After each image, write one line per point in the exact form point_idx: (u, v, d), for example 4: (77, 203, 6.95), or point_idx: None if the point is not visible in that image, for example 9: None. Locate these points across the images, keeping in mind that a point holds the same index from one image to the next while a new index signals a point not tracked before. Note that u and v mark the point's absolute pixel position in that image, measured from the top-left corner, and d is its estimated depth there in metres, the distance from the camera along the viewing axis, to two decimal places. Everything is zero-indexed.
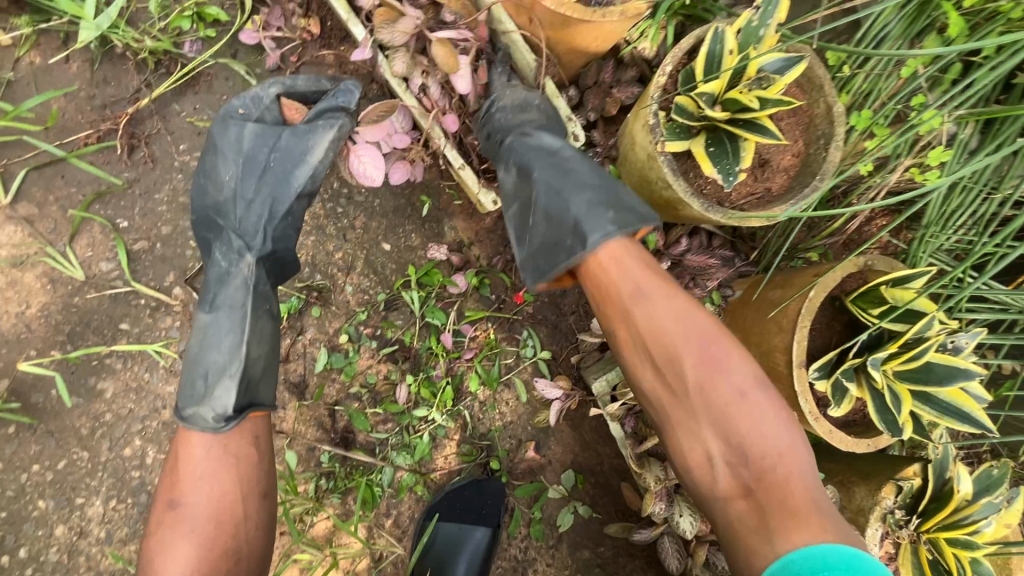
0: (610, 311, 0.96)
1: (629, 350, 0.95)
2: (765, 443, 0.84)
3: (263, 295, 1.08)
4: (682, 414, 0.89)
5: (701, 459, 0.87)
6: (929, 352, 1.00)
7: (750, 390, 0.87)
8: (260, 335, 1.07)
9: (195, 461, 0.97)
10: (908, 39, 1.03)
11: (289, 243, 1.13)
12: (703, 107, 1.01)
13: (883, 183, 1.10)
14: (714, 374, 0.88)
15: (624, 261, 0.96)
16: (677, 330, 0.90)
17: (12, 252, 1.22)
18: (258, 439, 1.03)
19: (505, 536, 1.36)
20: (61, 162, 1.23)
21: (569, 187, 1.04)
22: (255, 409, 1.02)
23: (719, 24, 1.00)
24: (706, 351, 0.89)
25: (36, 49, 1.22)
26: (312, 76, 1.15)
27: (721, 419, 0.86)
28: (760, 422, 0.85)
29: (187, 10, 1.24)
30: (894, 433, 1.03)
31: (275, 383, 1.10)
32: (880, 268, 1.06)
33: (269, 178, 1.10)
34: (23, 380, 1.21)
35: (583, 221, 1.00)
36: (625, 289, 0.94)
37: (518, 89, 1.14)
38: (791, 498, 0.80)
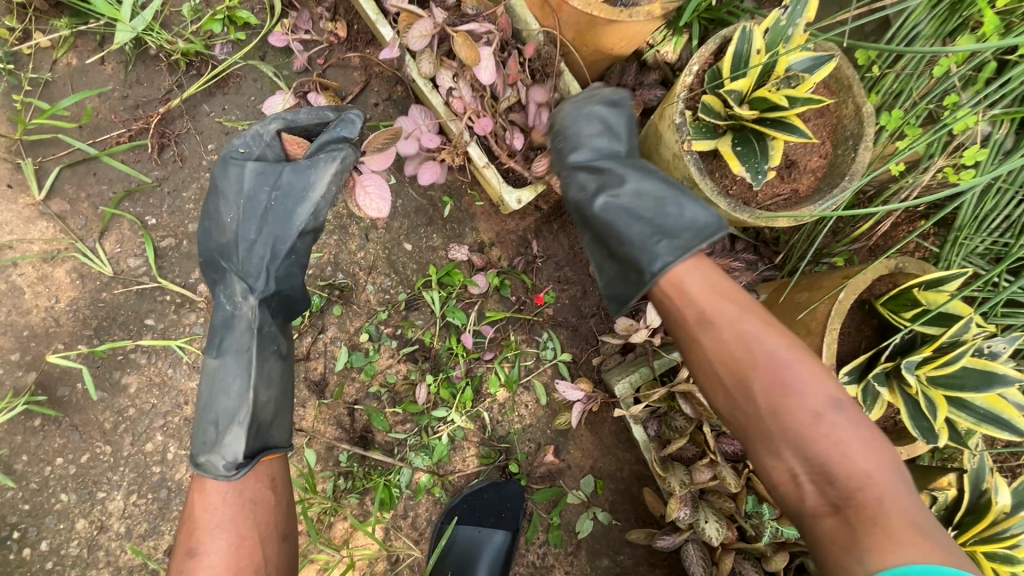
0: (677, 336, 0.96)
1: (699, 374, 0.93)
2: (854, 464, 0.79)
3: (269, 337, 1.08)
4: (760, 437, 0.86)
5: (786, 478, 0.83)
6: (966, 357, 0.97)
7: (832, 412, 0.82)
8: (268, 378, 1.06)
9: (211, 510, 0.96)
10: (939, 38, 1.01)
11: (294, 281, 1.12)
12: (730, 105, 1.00)
13: (916, 184, 1.07)
14: (793, 399, 0.83)
15: (687, 278, 0.95)
16: (749, 357, 0.87)
17: (43, 248, 1.24)
18: (275, 481, 1.04)
19: (524, 541, 1.34)
20: (93, 161, 1.26)
21: (627, 210, 1.02)
22: (268, 452, 1.03)
23: (746, 23, 0.99)
24: (781, 376, 0.84)
25: (73, 51, 1.25)
26: (313, 109, 1.12)
27: (802, 445, 0.82)
28: (846, 442, 0.80)
29: (219, 13, 1.27)
30: (929, 440, 1.00)
31: (290, 422, 1.11)
32: (913, 271, 1.03)
33: (271, 219, 1.08)
34: (50, 374, 1.22)
35: (642, 252, 0.99)
36: (691, 313, 0.93)
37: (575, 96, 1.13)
38: (885, 517, 0.74)
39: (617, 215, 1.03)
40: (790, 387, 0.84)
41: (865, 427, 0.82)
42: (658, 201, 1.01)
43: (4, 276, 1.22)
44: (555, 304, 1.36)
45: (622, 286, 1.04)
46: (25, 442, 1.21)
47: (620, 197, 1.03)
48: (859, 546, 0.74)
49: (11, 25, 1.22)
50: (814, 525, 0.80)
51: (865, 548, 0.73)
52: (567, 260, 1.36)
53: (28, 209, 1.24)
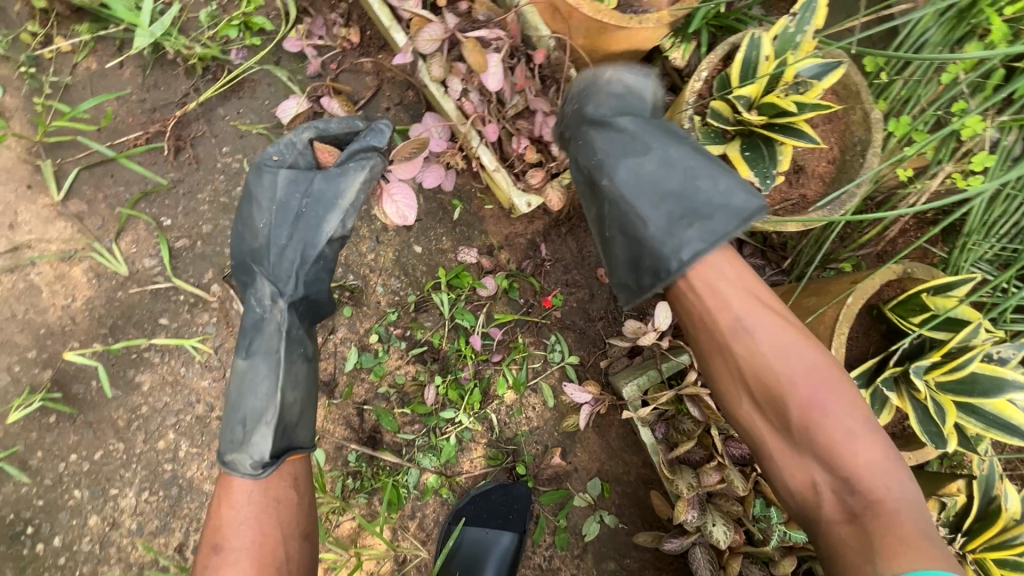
0: (705, 338, 0.95)
1: (728, 378, 0.94)
2: (875, 478, 0.83)
3: (298, 340, 1.09)
4: (786, 443, 0.89)
5: (805, 483, 0.87)
6: (975, 361, 0.97)
7: (858, 426, 0.85)
8: (294, 380, 1.08)
9: (236, 507, 0.98)
10: (948, 45, 1.02)
11: (322, 285, 1.14)
12: (738, 111, 1.01)
13: (924, 189, 1.08)
14: (821, 408, 0.86)
15: (725, 282, 0.94)
16: (783, 365, 0.88)
17: (61, 247, 1.26)
18: (298, 480, 1.06)
19: (531, 543, 1.35)
20: (111, 162, 1.28)
21: (652, 196, 0.99)
22: (293, 452, 1.04)
23: (755, 31, 1.01)
24: (817, 386, 0.86)
25: (93, 55, 1.28)
26: (344, 118, 1.14)
27: (828, 453, 0.85)
28: (868, 454, 0.84)
29: (235, 19, 1.29)
30: (939, 445, 1.00)
31: (314, 423, 1.12)
32: (920, 276, 1.04)
33: (302, 225, 1.10)
34: (66, 371, 1.24)
35: (664, 236, 0.96)
36: (725, 319, 0.92)
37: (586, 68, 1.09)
38: (901, 527, 0.79)
39: (638, 195, 0.99)
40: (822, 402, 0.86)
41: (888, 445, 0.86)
42: (685, 192, 0.98)
43: (23, 275, 1.25)
44: (562, 307, 1.37)
45: (638, 271, 1.00)
46: (40, 439, 1.23)
47: (645, 184, 1.00)
48: (872, 554, 0.78)
49: (34, 30, 1.25)
50: (826, 531, 0.85)
51: (878, 556, 0.77)
52: (575, 263, 1.37)
53: (47, 209, 1.26)
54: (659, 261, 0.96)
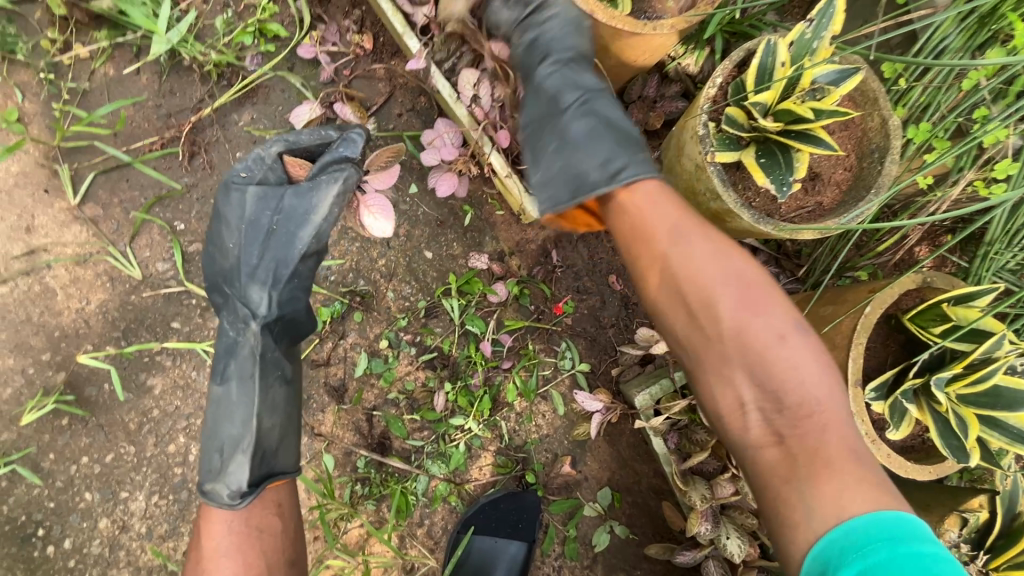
0: (641, 252, 0.93)
1: (663, 292, 0.91)
2: (804, 391, 0.80)
3: (274, 363, 1.09)
4: (715, 357, 0.85)
5: (733, 405, 0.83)
6: (999, 374, 0.94)
7: (789, 336, 0.83)
8: (272, 405, 1.08)
9: (217, 538, 0.98)
10: (969, 51, 1.01)
11: (298, 304, 1.13)
12: (754, 117, 1.00)
13: (945, 197, 1.05)
14: (750, 316, 0.84)
15: (660, 201, 0.93)
16: (713, 274, 0.87)
17: (76, 251, 1.27)
18: (282, 507, 1.05)
19: (540, 553, 1.34)
20: (126, 167, 1.29)
21: (605, 130, 1.01)
22: (272, 479, 1.04)
23: (771, 36, 0.99)
24: (743, 293, 0.86)
25: (110, 61, 1.30)
26: (314, 129, 1.13)
27: (756, 362, 0.82)
28: (801, 366, 0.81)
29: (250, 26, 1.31)
30: (960, 458, 0.98)
31: (296, 445, 1.12)
32: (940, 286, 1.02)
33: (273, 243, 1.10)
34: (79, 374, 1.25)
35: (611, 158, 0.98)
36: (656, 235, 0.91)
37: None
38: (826, 446, 0.77)
39: (593, 124, 1.02)
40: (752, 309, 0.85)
41: (820, 362, 0.83)
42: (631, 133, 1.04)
43: (38, 278, 1.26)
44: (573, 314, 1.36)
45: (572, 181, 0.99)
46: (53, 441, 1.23)
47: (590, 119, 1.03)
48: (796, 475, 0.76)
49: (53, 36, 1.26)
50: (755, 454, 0.81)
51: (804, 479, 0.75)
52: (586, 269, 1.36)
53: (63, 213, 1.27)
54: (600, 178, 0.97)
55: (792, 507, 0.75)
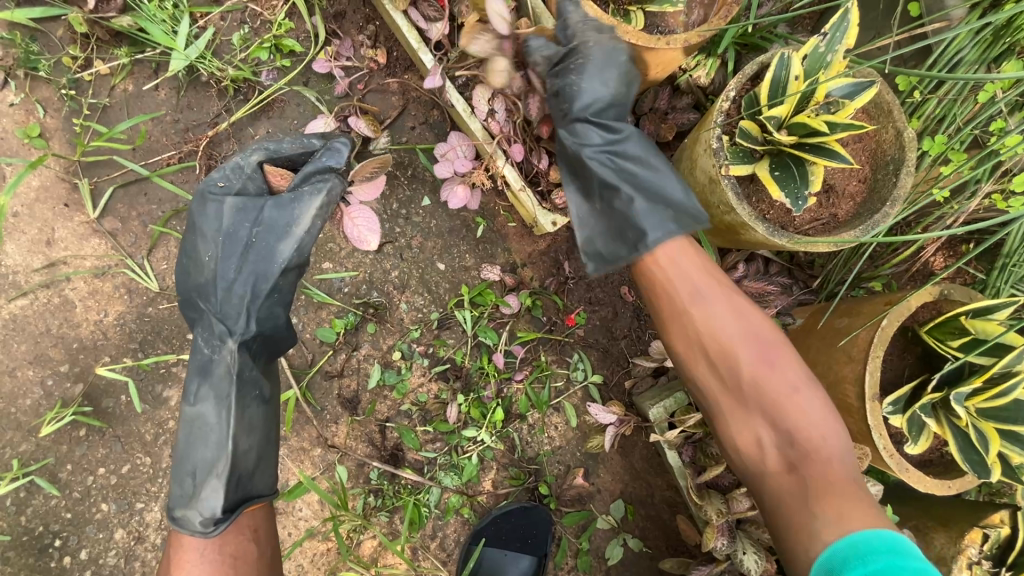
0: (665, 308, 1.06)
1: (687, 347, 1.04)
2: (812, 430, 0.95)
3: (252, 381, 1.10)
4: (735, 402, 1.00)
5: (751, 442, 0.99)
6: (1019, 389, 0.93)
7: (802, 386, 0.98)
8: (249, 426, 1.09)
9: (189, 567, 1.00)
10: (984, 63, 1.00)
11: (276, 321, 1.14)
12: (768, 130, 1.00)
13: (961, 210, 1.05)
14: (763, 367, 0.99)
15: (682, 263, 1.05)
16: (732, 331, 1.01)
17: (95, 264, 1.29)
18: (258, 532, 1.08)
19: (552, 566, 1.33)
20: (145, 181, 1.32)
21: (636, 189, 1.08)
22: (248, 504, 1.07)
23: (785, 50, 1.00)
24: (759, 347, 1.00)
25: (129, 77, 1.32)
26: (295, 138, 1.16)
27: (772, 410, 0.97)
28: (806, 408, 0.95)
29: (266, 42, 1.33)
30: (980, 474, 0.97)
31: (274, 468, 1.14)
32: (958, 298, 1.01)
33: (252, 255, 1.11)
34: (97, 386, 1.26)
35: (643, 221, 1.06)
36: (684, 291, 1.03)
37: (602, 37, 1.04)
38: (830, 475, 0.91)
39: (626, 185, 1.08)
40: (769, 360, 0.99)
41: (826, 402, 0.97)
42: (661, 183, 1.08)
43: (58, 290, 1.27)
44: (585, 325, 1.36)
45: (617, 245, 1.10)
46: (70, 452, 1.24)
47: (627, 172, 1.08)
48: (807, 500, 0.91)
49: (75, 54, 1.29)
50: (770, 480, 0.96)
51: (813, 505, 0.90)
52: (599, 281, 1.36)
53: (82, 226, 1.29)
54: (635, 241, 1.07)
55: (802, 527, 0.90)
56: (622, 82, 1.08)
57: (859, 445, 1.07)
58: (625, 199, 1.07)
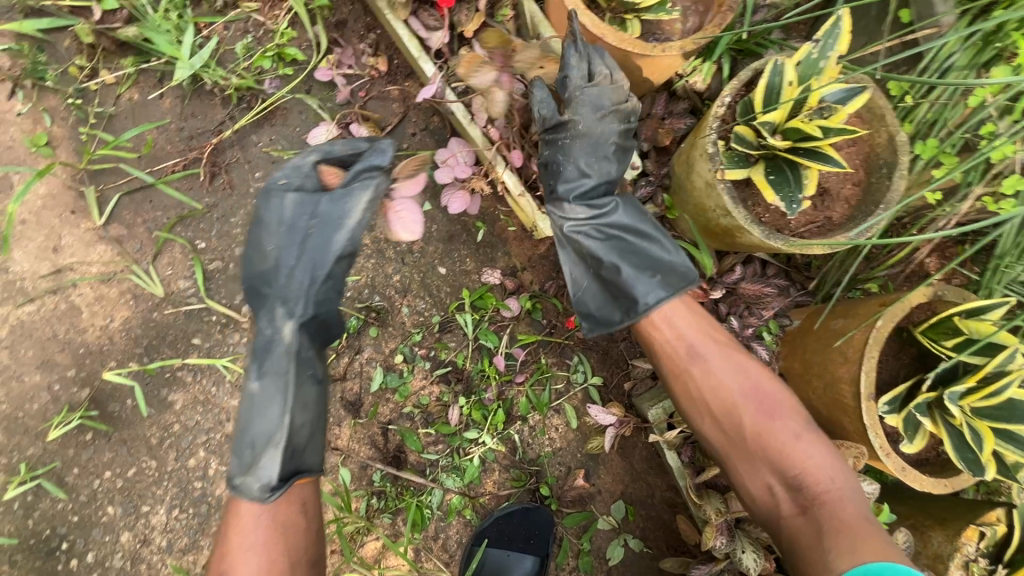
0: (669, 367, 1.09)
1: (690, 405, 1.07)
2: (819, 473, 0.95)
3: (309, 361, 1.12)
4: (742, 455, 1.02)
5: (764, 492, 1.00)
6: (1013, 388, 0.94)
7: (802, 432, 0.99)
8: (304, 403, 1.10)
9: (243, 532, 1.00)
10: (975, 68, 1.02)
11: (330, 304, 1.17)
12: (763, 135, 1.02)
13: (954, 212, 1.07)
14: (764, 419, 1.01)
15: (681, 317, 1.08)
16: (732, 384, 1.04)
17: (101, 270, 1.31)
18: (306, 505, 1.07)
19: (554, 567, 1.35)
20: (150, 188, 1.34)
21: (625, 253, 1.10)
22: (300, 476, 1.07)
23: (777, 58, 1.03)
24: (756, 399, 1.02)
25: (135, 86, 1.34)
26: (346, 141, 1.18)
27: (776, 459, 0.99)
28: (809, 454, 0.97)
29: (269, 51, 1.35)
30: (975, 472, 0.98)
31: (323, 445, 1.14)
32: (951, 299, 1.03)
33: (310, 246, 1.13)
34: (103, 390, 1.28)
35: (633, 286, 1.09)
36: (682, 349, 1.07)
37: (591, 113, 1.07)
38: (843, 515, 0.91)
39: (615, 250, 1.10)
40: (768, 413, 1.01)
41: (830, 446, 0.99)
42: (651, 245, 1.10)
43: (64, 296, 1.29)
44: None
45: (610, 308, 1.13)
46: (76, 455, 1.26)
47: (616, 238, 1.10)
48: (822, 543, 0.90)
49: (82, 64, 1.31)
50: (787, 527, 0.96)
51: (830, 548, 0.88)
52: None
53: (89, 233, 1.31)
54: (628, 305, 1.10)
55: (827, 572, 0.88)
56: (609, 154, 1.11)
57: (856, 445, 1.08)
58: (618, 261, 1.09)
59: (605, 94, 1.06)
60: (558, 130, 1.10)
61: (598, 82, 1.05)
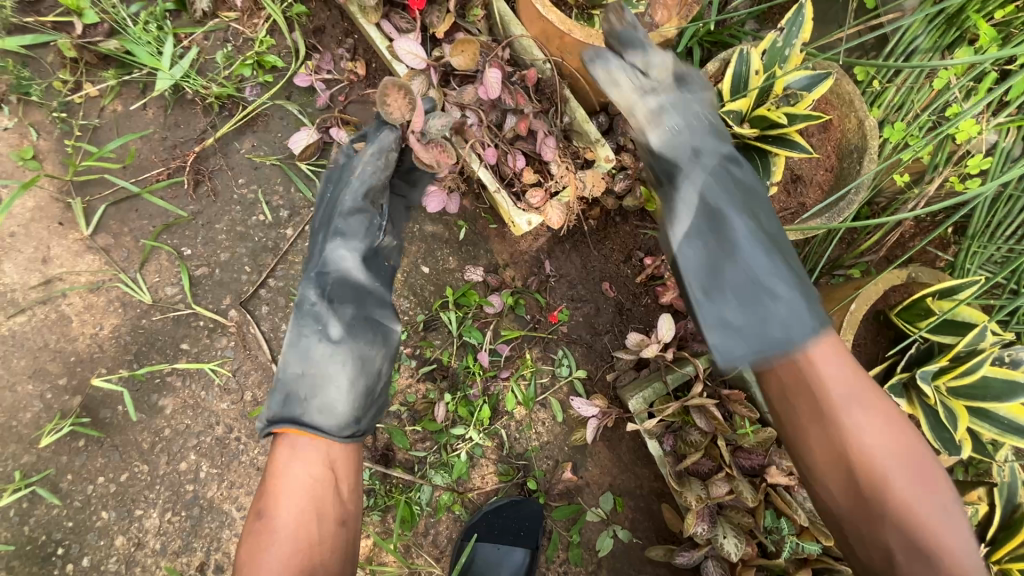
0: (803, 405, 0.84)
1: (824, 454, 0.83)
2: (963, 561, 0.77)
3: (313, 316, 1.10)
4: (878, 519, 0.80)
5: (883, 561, 0.81)
6: (985, 365, 0.95)
7: (952, 505, 0.80)
8: (304, 354, 1.08)
9: (278, 480, 0.95)
10: (938, 50, 1.03)
11: (346, 261, 1.15)
12: (731, 125, 1.05)
13: (923, 195, 1.07)
14: (916, 486, 0.79)
15: (831, 353, 0.84)
16: (886, 443, 0.81)
17: (90, 279, 1.33)
18: (336, 463, 1.01)
19: (544, 560, 1.36)
20: (136, 198, 1.36)
21: (765, 256, 0.90)
22: (289, 425, 1.01)
23: (744, 47, 1.03)
24: (910, 462, 0.80)
25: (119, 98, 1.37)
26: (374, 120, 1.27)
27: (921, 533, 0.78)
28: (957, 540, 0.78)
29: (249, 59, 1.37)
30: (951, 452, 0.97)
31: (336, 409, 1.05)
32: (926, 279, 1.04)
33: (326, 210, 1.18)
34: (94, 397, 1.30)
35: (780, 299, 0.87)
36: (833, 394, 0.82)
37: (703, 97, 0.99)
38: None
39: (755, 254, 0.90)
40: (920, 479, 0.80)
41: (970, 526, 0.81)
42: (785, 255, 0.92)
43: (54, 306, 1.31)
44: (568, 322, 1.39)
45: (751, 329, 0.87)
46: (70, 462, 1.28)
47: (755, 241, 0.91)
48: None
49: (65, 77, 1.33)
50: None
51: None
52: (580, 278, 1.40)
53: (76, 244, 1.33)
54: (776, 323, 0.86)
55: None
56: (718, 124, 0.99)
57: None
58: (766, 261, 0.90)
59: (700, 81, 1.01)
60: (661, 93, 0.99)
61: (696, 76, 1.02)
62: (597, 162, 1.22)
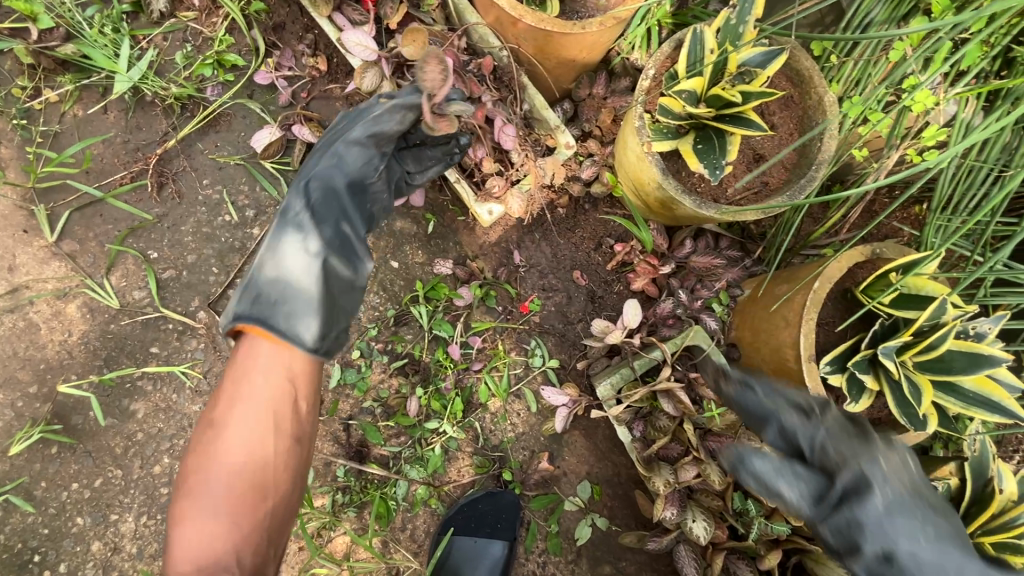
0: None
1: None
2: None
3: (291, 222, 1.04)
4: None
5: None
6: (948, 339, 0.93)
7: None
8: (276, 260, 1.02)
9: (232, 389, 0.93)
10: (894, 22, 1.01)
11: (333, 182, 1.08)
12: (684, 105, 1.02)
13: (883, 168, 1.06)
14: None
15: None
16: None
17: (57, 286, 1.32)
18: (295, 381, 0.96)
19: (523, 550, 1.36)
20: (100, 203, 1.35)
21: None
22: (248, 322, 0.97)
23: (697, 26, 1.02)
24: None
25: (78, 103, 1.36)
26: None
27: None
28: None
29: (209, 58, 1.36)
30: (918, 428, 0.97)
31: (295, 323, 0.98)
32: (891, 255, 1.02)
33: (335, 134, 1.14)
34: (65, 404, 1.30)
35: None
36: None
37: (887, 456, 0.93)
38: None
39: None
40: None
41: None
42: None
43: (22, 314, 1.31)
44: (541, 312, 1.38)
45: None
46: (44, 469, 1.28)
47: None
48: None
49: (23, 84, 1.32)
50: None
51: None
52: (551, 267, 1.38)
53: (41, 251, 1.33)
54: None
55: None
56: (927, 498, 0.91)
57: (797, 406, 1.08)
58: None
59: (887, 448, 0.94)
60: (851, 484, 0.92)
61: (877, 444, 0.93)
62: (558, 149, 1.25)
